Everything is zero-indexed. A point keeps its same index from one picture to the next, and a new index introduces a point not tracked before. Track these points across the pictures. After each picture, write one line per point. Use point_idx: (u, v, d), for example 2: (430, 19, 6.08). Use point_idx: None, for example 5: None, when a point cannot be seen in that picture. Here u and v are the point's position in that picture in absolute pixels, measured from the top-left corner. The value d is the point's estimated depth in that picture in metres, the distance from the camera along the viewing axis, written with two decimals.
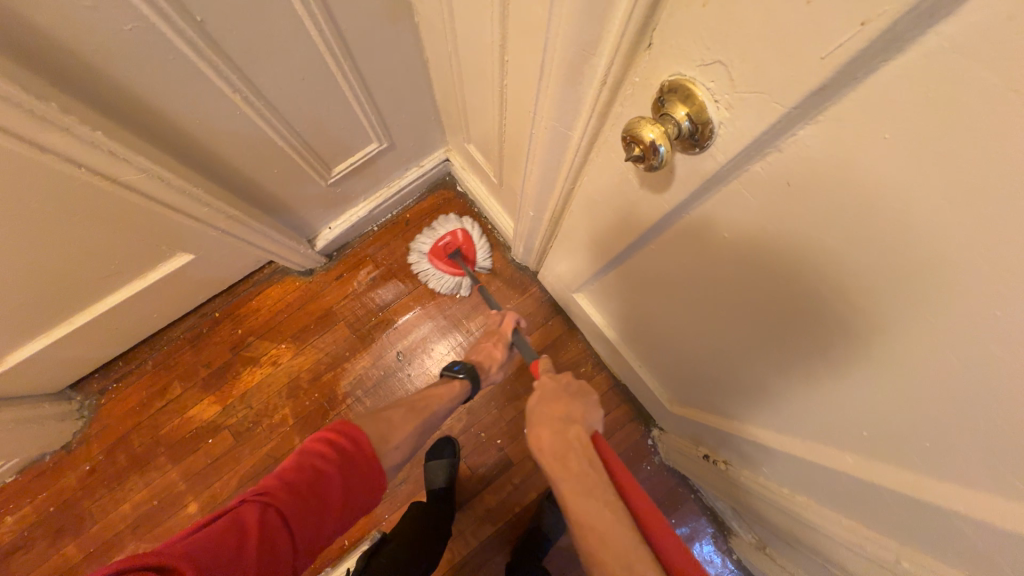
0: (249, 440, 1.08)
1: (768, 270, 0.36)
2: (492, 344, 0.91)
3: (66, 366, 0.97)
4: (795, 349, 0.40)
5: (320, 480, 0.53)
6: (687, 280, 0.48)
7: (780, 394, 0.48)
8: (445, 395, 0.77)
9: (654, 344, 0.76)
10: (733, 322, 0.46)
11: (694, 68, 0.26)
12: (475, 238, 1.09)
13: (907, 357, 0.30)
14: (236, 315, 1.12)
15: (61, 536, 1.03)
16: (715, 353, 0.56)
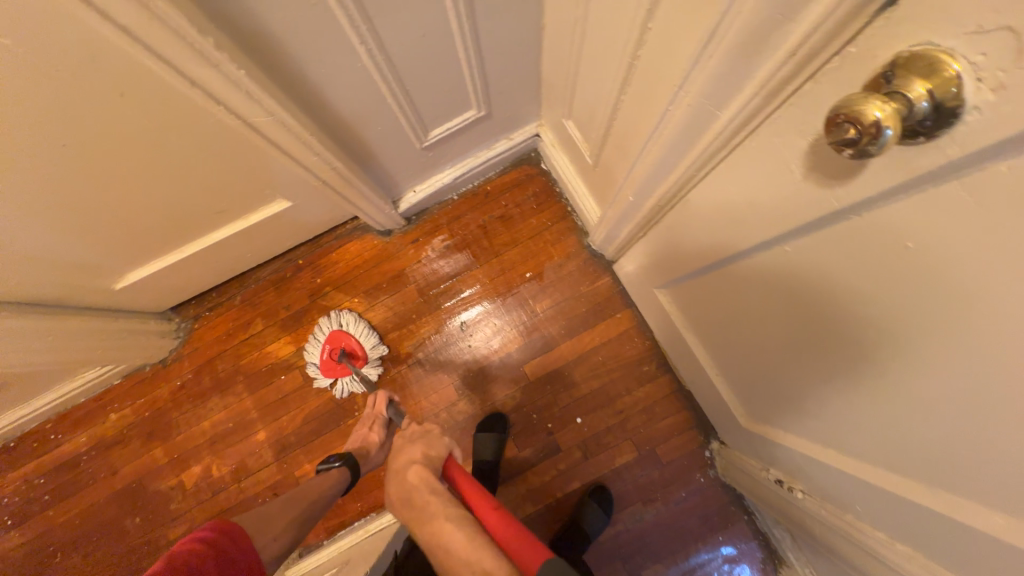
0: (317, 383, 1.15)
1: (955, 298, 0.30)
2: (370, 427, 0.96)
3: (171, 290, 1.07)
4: (948, 393, 0.35)
5: (195, 565, 0.54)
6: (810, 297, 0.43)
7: (907, 439, 0.42)
8: (323, 483, 0.82)
9: (741, 354, 0.71)
10: (866, 354, 0.41)
11: (956, 36, 0.22)
12: (354, 333, 1.11)
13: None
14: (316, 265, 1.18)
15: (152, 438, 1.16)
16: (827, 383, 0.50)
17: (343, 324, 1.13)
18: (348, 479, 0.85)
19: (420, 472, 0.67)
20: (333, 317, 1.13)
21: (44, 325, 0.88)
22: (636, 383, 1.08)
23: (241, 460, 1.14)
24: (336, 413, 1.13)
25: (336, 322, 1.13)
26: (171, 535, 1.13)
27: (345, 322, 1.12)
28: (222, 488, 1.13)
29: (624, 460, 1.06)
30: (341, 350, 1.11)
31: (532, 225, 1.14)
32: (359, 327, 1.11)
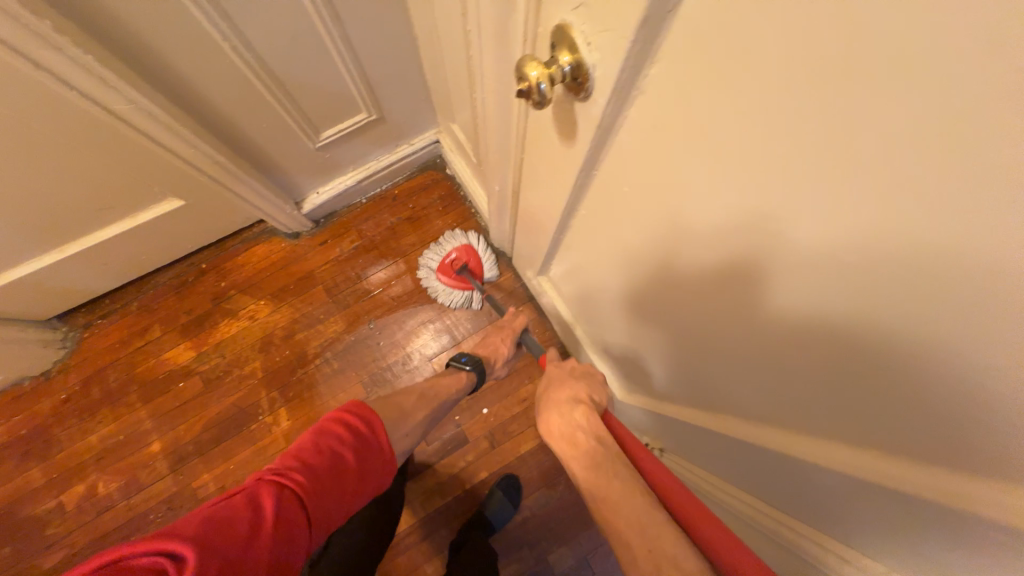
0: (219, 388, 1.12)
1: (681, 215, 0.38)
2: (501, 339, 0.97)
3: (53, 295, 1.03)
4: (714, 305, 0.42)
5: (336, 459, 0.52)
6: (631, 252, 0.50)
7: (752, 390, 0.45)
8: (452, 386, 0.82)
9: (600, 327, 0.78)
10: (720, 320, 0.43)
11: (571, 13, 0.30)
12: (481, 252, 1.13)
13: (791, 293, 0.32)
14: (221, 268, 1.17)
15: (29, 457, 1.08)
16: (695, 359, 0.52)
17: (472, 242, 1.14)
18: (474, 383, 0.87)
19: (591, 416, 0.54)
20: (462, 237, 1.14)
21: None
22: (539, 372, 1.14)
23: (131, 475, 1.08)
24: (237, 418, 1.10)
25: (467, 238, 1.13)
26: (45, 564, 1.03)
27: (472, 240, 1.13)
28: (109, 506, 1.06)
29: (530, 446, 1.11)
30: (465, 264, 1.10)
31: (439, 225, 1.20)
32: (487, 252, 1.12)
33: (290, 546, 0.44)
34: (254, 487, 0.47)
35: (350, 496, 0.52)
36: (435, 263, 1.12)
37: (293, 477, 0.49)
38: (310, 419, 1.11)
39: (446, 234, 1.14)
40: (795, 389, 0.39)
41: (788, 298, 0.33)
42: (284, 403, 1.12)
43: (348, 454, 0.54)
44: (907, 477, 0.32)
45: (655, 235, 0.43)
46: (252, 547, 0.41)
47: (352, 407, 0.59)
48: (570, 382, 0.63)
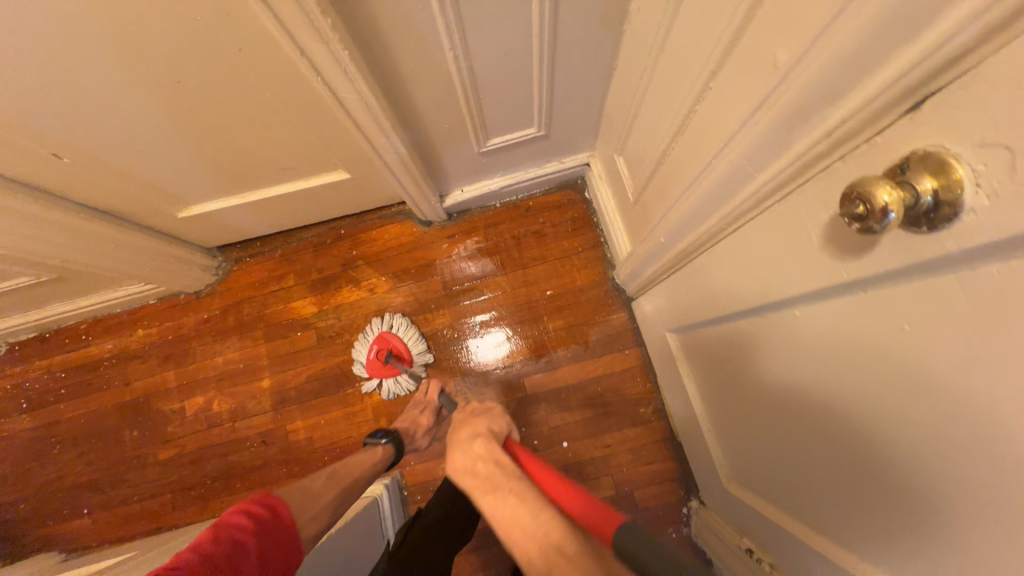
0: (329, 347, 1.20)
1: (811, 323, 0.44)
2: (420, 412, 1.03)
3: (223, 229, 1.16)
4: (818, 407, 0.46)
5: (235, 544, 0.58)
6: (778, 346, 0.51)
7: (862, 515, 0.45)
8: (368, 460, 0.88)
9: (733, 412, 0.72)
10: (843, 438, 0.44)
11: (965, 144, 0.25)
12: (404, 335, 1.15)
13: (918, 439, 0.35)
14: (356, 237, 1.26)
15: (169, 361, 1.24)
16: (806, 462, 0.52)
17: (393, 327, 1.16)
18: (393, 456, 0.92)
19: (489, 445, 0.59)
20: (384, 321, 1.16)
21: (119, 237, 1.00)
22: (629, 422, 1.08)
23: (240, 401, 1.20)
24: (337, 378, 1.18)
25: (386, 324, 1.16)
26: (159, 455, 1.19)
27: (395, 325, 1.16)
28: (217, 423, 1.19)
29: (600, 494, 1.06)
30: (388, 351, 1.14)
31: (564, 246, 1.18)
32: (408, 332, 1.14)
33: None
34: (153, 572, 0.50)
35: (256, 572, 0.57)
36: (365, 357, 1.15)
37: (192, 559, 0.53)
38: (399, 399, 1.15)
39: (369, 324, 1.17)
40: (853, 494, 0.45)
41: (921, 445, 0.35)
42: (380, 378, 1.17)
43: (249, 536, 0.60)
44: None
45: (809, 340, 0.45)
46: None
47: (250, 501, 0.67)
48: (473, 421, 0.69)
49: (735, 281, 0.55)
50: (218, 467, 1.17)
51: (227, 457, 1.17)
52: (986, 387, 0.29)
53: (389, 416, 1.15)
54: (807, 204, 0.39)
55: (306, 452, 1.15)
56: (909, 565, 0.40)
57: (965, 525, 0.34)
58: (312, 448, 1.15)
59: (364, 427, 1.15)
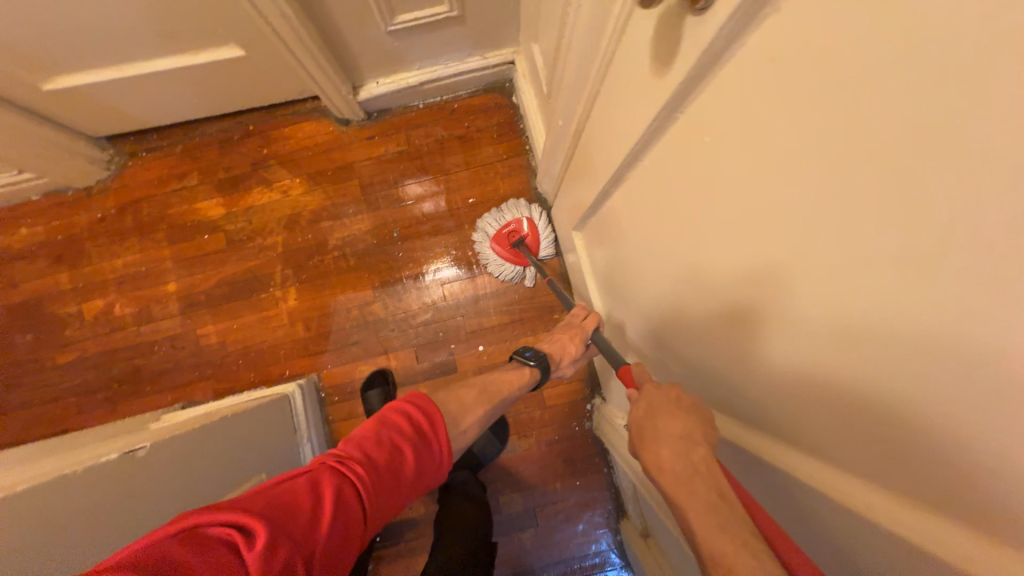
0: (239, 251, 1.14)
1: (733, 250, 0.37)
2: (570, 338, 0.85)
3: (106, 112, 1.03)
4: (743, 345, 0.41)
5: (395, 453, 0.53)
6: (668, 218, 0.47)
7: (734, 380, 0.46)
8: (514, 382, 0.81)
9: (625, 299, 0.75)
10: (723, 303, 0.42)
11: None
12: (540, 230, 1.09)
13: (784, 292, 0.33)
14: (267, 134, 1.16)
15: (60, 262, 1.15)
16: (692, 337, 0.52)
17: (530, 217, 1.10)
18: (537, 379, 0.83)
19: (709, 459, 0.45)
20: (524, 207, 1.10)
21: None
22: (544, 328, 1.12)
23: (144, 305, 1.14)
24: (250, 283, 1.14)
25: (523, 211, 1.10)
26: (58, 359, 1.13)
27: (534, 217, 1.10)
28: (121, 327, 1.14)
29: None
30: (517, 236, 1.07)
31: (488, 153, 1.14)
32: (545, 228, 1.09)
33: (339, 551, 0.45)
34: (319, 483, 0.47)
35: (403, 494, 0.53)
36: (491, 230, 1.09)
37: (354, 470, 0.50)
38: (315, 304, 1.13)
39: (511, 202, 1.10)
40: (730, 372, 0.46)
41: (788, 298, 0.33)
42: (296, 283, 1.14)
43: (408, 446, 0.54)
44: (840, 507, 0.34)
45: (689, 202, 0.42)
46: (300, 547, 0.41)
47: (420, 402, 0.60)
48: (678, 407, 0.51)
49: (664, 207, 0.47)
50: (125, 370, 1.13)
51: (135, 362, 1.13)
52: (834, 216, 0.26)
53: (306, 321, 1.13)
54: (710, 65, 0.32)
55: (219, 356, 1.13)
56: (771, 422, 0.42)
57: (812, 379, 0.33)
58: (225, 351, 1.13)
59: (279, 331, 1.13)
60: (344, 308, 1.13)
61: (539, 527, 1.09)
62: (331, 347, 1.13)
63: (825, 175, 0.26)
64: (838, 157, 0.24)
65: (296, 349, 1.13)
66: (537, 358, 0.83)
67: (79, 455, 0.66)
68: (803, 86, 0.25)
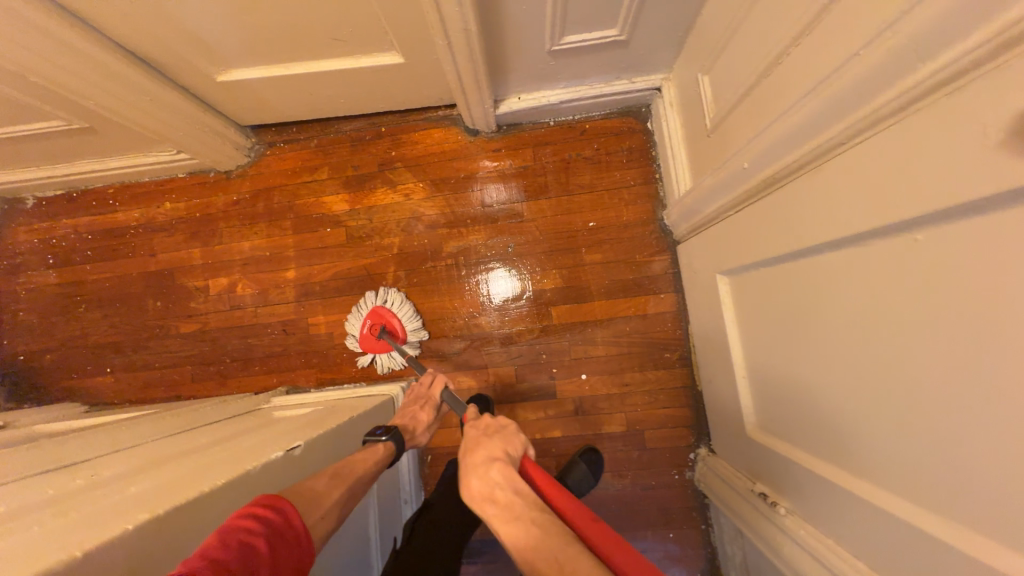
0: (357, 248, 1.17)
1: (874, 337, 0.49)
2: (420, 406, 0.89)
3: (259, 105, 1.08)
4: (883, 429, 0.50)
5: (247, 550, 0.42)
6: (812, 294, 0.58)
7: (850, 436, 0.55)
8: (368, 458, 0.70)
9: (784, 364, 0.69)
10: (852, 371, 0.53)
11: None
12: (398, 313, 1.10)
13: (915, 379, 0.44)
14: (397, 137, 1.18)
15: (194, 238, 1.22)
16: (819, 395, 0.61)
17: (385, 301, 1.11)
18: (394, 455, 0.77)
19: (507, 472, 0.58)
20: (379, 294, 1.12)
21: (150, 89, 0.93)
22: (652, 365, 1.07)
23: (263, 288, 1.19)
24: (363, 280, 1.16)
25: (380, 298, 1.11)
26: (181, 327, 1.20)
27: (388, 300, 1.11)
28: (239, 306, 1.19)
29: (610, 429, 1.07)
30: (383, 327, 1.09)
31: (614, 177, 1.11)
32: (404, 308, 1.09)
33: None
34: None
35: None
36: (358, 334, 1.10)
37: None
38: (423, 310, 1.14)
39: (363, 296, 1.12)
40: (850, 428, 0.55)
41: (916, 383, 0.44)
42: (406, 285, 1.15)
43: (260, 545, 0.43)
44: (944, 551, 0.43)
45: (842, 289, 0.52)
46: None
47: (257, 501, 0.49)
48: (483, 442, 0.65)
49: (807, 310, 0.60)
50: (237, 347, 1.18)
51: (247, 340, 1.18)
52: (981, 340, 0.37)
53: None
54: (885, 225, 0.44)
55: (325, 346, 1.16)
56: (884, 480, 0.51)
57: (926, 446, 0.44)
58: (331, 343, 1.15)
59: None
60: (449, 317, 1.13)
61: None
62: (433, 354, 1.13)
63: (980, 310, 0.37)
64: (994, 304, 0.36)
65: None
66: (389, 432, 0.77)
67: (229, 440, 0.68)
68: (950, 284, 0.39)
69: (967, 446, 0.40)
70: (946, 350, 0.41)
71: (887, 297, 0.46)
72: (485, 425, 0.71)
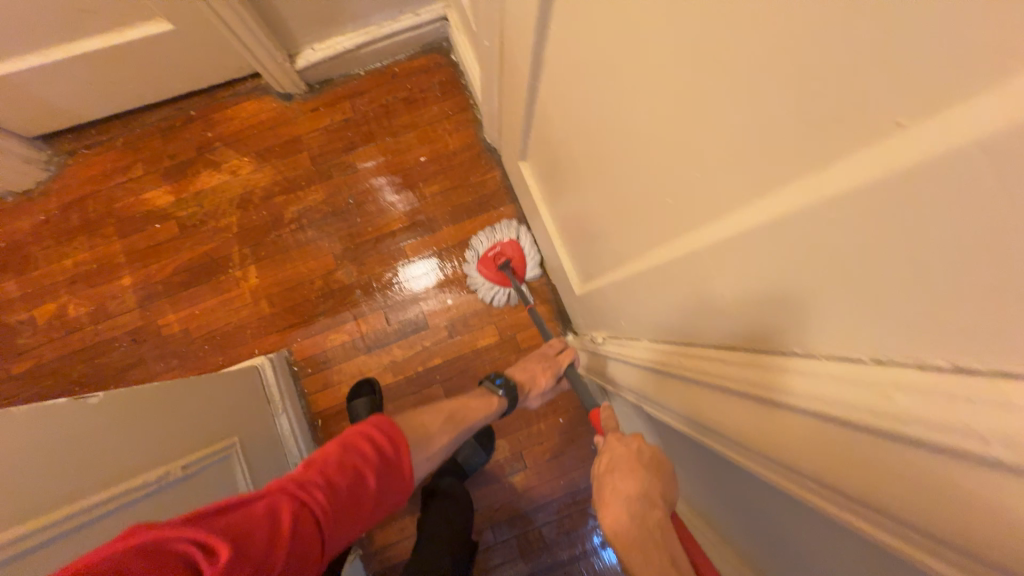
0: (193, 237, 1.13)
1: (586, 122, 0.51)
2: (542, 371, 0.96)
3: (33, 105, 1.01)
4: (622, 206, 0.52)
5: (358, 479, 0.53)
6: (557, 120, 0.61)
7: (617, 231, 0.58)
8: (484, 407, 0.85)
9: (614, 245, 0.62)
10: (593, 169, 0.56)
11: None
12: (526, 253, 1.10)
13: (608, 139, 0.47)
14: (209, 117, 1.15)
15: (5, 270, 1.11)
16: (594, 214, 0.64)
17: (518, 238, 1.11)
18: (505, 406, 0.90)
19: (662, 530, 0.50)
20: (515, 229, 1.11)
21: None
22: None
23: (99, 302, 1.11)
24: (209, 267, 1.12)
25: (511, 233, 1.11)
26: (12, 369, 1.09)
27: (522, 239, 1.10)
28: (77, 327, 1.10)
29: (488, 343, 1.12)
30: (506, 260, 1.08)
31: (433, 111, 1.16)
32: (529, 249, 1.09)
33: (300, 573, 0.45)
34: (278, 506, 0.46)
35: (369, 509, 0.53)
36: (478, 254, 1.10)
37: (313, 497, 0.49)
38: (277, 279, 1.12)
39: (499, 225, 1.11)
40: (614, 227, 0.58)
41: (610, 141, 0.47)
42: (254, 260, 1.12)
43: (370, 470, 0.55)
44: (673, 280, 0.46)
45: (561, 97, 0.55)
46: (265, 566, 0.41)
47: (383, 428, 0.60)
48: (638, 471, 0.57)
49: (588, 165, 0.57)
50: (84, 371, 1.09)
51: (95, 361, 1.09)
52: (606, 62, 0.40)
53: (269, 297, 1.12)
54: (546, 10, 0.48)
55: (183, 343, 1.10)
56: (639, 254, 0.54)
57: (636, 196, 0.47)
58: (189, 338, 1.10)
59: (244, 310, 1.11)
60: (307, 280, 1.12)
61: (529, 471, 1.08)
62: (301, 319, 1.11)
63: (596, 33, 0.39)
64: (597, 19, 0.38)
65: (265, 326, 1.11)
66: (508, 387, 0.88)
67: None
68: (581, 24, 0.41)
69: (738, 115, 0.27)
70: (663, 26, 0.30)
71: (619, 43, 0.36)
72: (638, 448, 0.60)
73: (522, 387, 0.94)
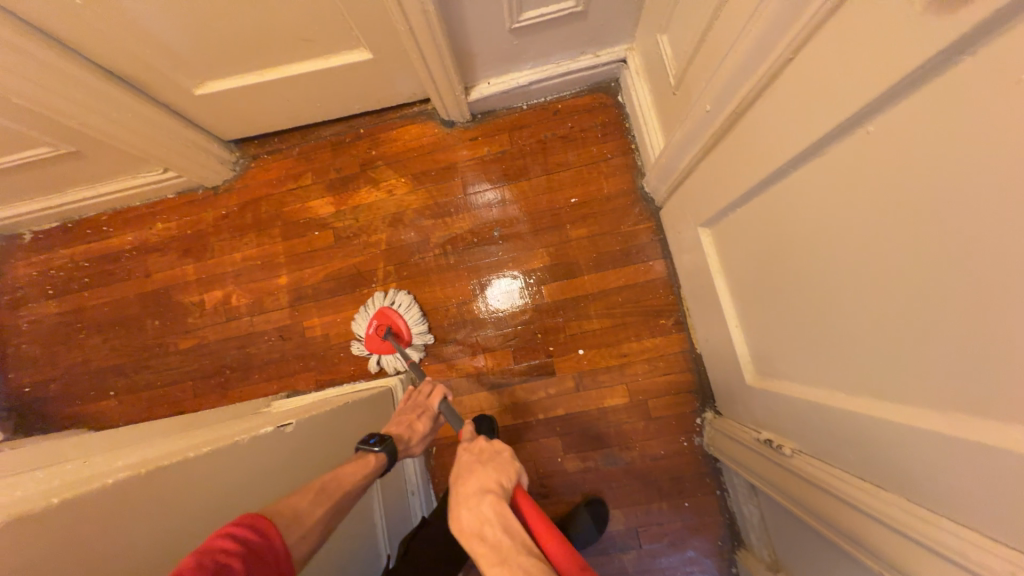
0: (345, 248, 1.19)
1: (856, 243, 0.46)
2: (417, 416, 0.82)
3: (239, 116, 1.12)
4: (876, 339, 0.47)
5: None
6: (793, 218, 0.56)
7: (852, 355, 0.52)
8: (356, 472, 0.63)
9: (821, 364, 0.58)
10: (836, 284, 0.51)
11: None
12: (405, 315, 1.10)
13: (896, 277, 0.42)
14: (376, 136, 1.21)
15: (187, 254, 1.24)
16: (809, 321, 0.59)
17: (393, 303, 1.12)
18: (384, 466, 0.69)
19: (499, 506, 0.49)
20: (388, 296, 1.12)
21: (132, 107, 0.97)
22: (648, 332, 1.06)
23: (257, 296, 1.20)
24: (354, 279, 1.17)
25: (387, 299, 1.12)
26: (179, 344, 1.22)
27: (397, 302, 1.11)
28: (235, 316, 1.20)
29: (614, 403, 1.05)
30: (388, 328, 1.09)
31: (591, 151, 1.12)
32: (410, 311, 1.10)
33: None
34: None
35: None
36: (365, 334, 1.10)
37: None
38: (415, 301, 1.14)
39: (372, 297, 1.12)
40: (849, 349, 0.52)
41: (899, 280, 0.42)
42: (397, 279, 1.16)
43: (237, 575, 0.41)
44: (954, 452, 0.40)
45: (822, 203, 0.50)
46: None
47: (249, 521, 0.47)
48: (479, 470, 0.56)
49: (829, 277, 0.52)
50: (235, 357, 1.19)
51: (244, 350, 1.19)
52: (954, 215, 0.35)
53: None
54: (850, 124, 0.43)
55: (321, 347, 1.16)
56: (886, 391, 0.48)
57: (918, 345, 0.42)
58: (328, 344, 1.16)
59: None
60: (442, 307, 1.13)
61: (641, 550, 1.00)
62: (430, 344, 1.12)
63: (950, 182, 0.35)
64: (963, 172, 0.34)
65: None
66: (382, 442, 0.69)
67: (204, 430, 0.68)
68: (921, 161, 0.37)
69: None
70: None
71: (987, 209, 0.33)
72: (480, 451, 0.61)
73: (399, 437, 0.76)
